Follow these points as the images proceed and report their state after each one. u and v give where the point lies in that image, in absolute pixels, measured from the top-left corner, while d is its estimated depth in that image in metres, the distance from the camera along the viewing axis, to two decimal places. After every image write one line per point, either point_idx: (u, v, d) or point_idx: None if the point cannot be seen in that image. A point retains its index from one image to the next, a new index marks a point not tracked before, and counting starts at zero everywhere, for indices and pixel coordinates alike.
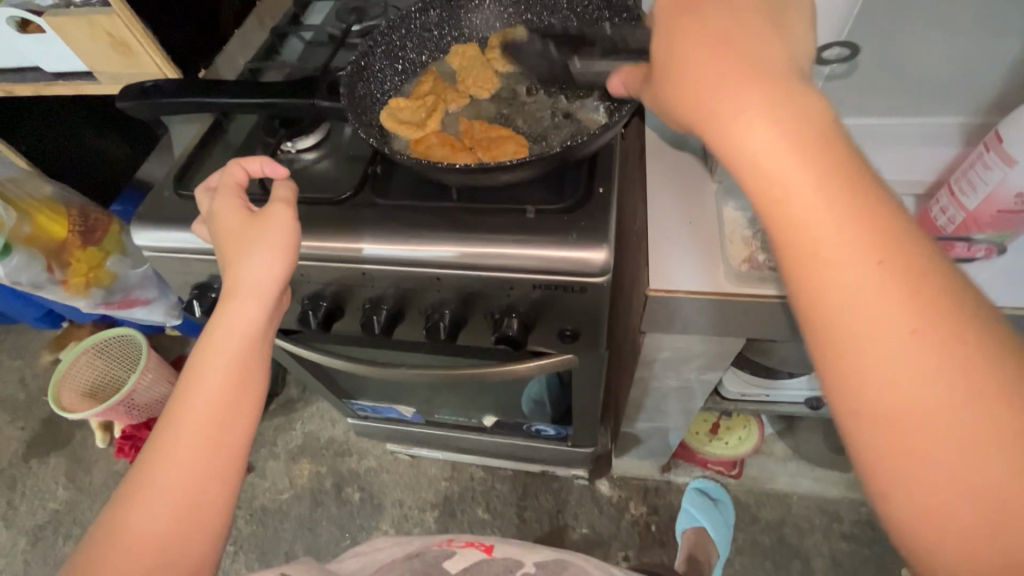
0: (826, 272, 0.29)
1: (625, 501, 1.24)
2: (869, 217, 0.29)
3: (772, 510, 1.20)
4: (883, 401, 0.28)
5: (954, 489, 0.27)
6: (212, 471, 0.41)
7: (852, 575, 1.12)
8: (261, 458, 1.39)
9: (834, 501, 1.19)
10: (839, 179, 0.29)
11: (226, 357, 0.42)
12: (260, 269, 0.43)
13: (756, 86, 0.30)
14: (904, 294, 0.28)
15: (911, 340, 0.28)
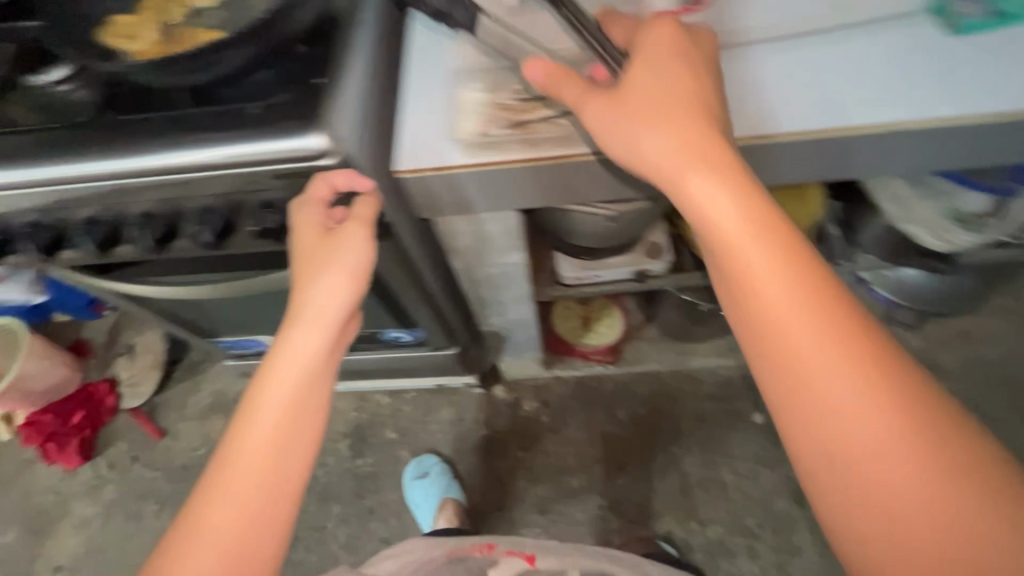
0: (768, 299, 0.44)
1: (519, 400, 1.36)
2: (784, 256, 0.45)
3: (646, 384, 1.34)
4: (781, 356, 0.44)
5: (865, 449, 0.41)
6: (274, 472, 0.50)
7: (714, 425, 1.29)
8: (174, 421, 1.43)
9: (699, 368, 1.34)
10: (764, 243, 0.45)
11: (306, 376, 0.52)
12: (336, 294, 0.54)
13: (678, 150, 0.48)
14: (832, 320, 0.44)
15: (803, 323, 0.44)
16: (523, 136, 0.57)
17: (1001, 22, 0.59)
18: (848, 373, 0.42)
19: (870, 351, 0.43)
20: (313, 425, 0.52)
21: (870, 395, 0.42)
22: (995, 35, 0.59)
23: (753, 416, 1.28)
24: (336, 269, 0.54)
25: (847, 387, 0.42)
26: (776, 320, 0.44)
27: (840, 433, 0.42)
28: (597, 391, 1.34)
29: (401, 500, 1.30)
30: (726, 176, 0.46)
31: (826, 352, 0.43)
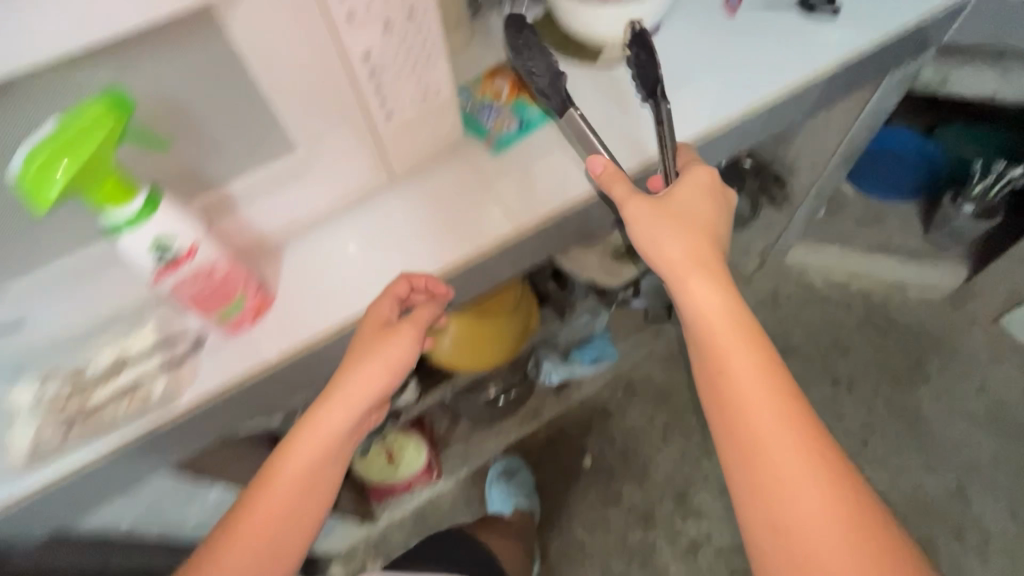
0: (728, 356, 0.49)
1: (361, 566, 1.28)
2: (735, 330, 0.49)
3: (477, 485, 1.34)
4: (725, 400, 0.48)
5: (793, 518, 0.44)
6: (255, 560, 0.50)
7: (551, 492, 1.30)
8: None
9: (517, 444, 1.35)
10: (735, 299, 0.51)
11: (305, 462, 0.53)
12: (365, 386, 0.54)
13: (707, 275, 0.51)
14: (768, 370, 0.48)
15: (764, 403, 0.47)
16: (93, 430, 0.49)
17: (519, 134, 0.66)
18: (789, 438, 0.46)
19: (798, 420, 0.46)
20: (319, 489, 0.54)
21: (811, 474, 0.44)
22: (519, 147, 0.65)
23: (579, 466, 1.31)
24: (376, 364, 0.54)
25: (792, 452, 0.45)
26: (731, 384, 0.48)
27: (778, 496, 0.45)
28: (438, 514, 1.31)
29: None
30: (698, 286, 0.51)
31: (769, 410, 0.46)
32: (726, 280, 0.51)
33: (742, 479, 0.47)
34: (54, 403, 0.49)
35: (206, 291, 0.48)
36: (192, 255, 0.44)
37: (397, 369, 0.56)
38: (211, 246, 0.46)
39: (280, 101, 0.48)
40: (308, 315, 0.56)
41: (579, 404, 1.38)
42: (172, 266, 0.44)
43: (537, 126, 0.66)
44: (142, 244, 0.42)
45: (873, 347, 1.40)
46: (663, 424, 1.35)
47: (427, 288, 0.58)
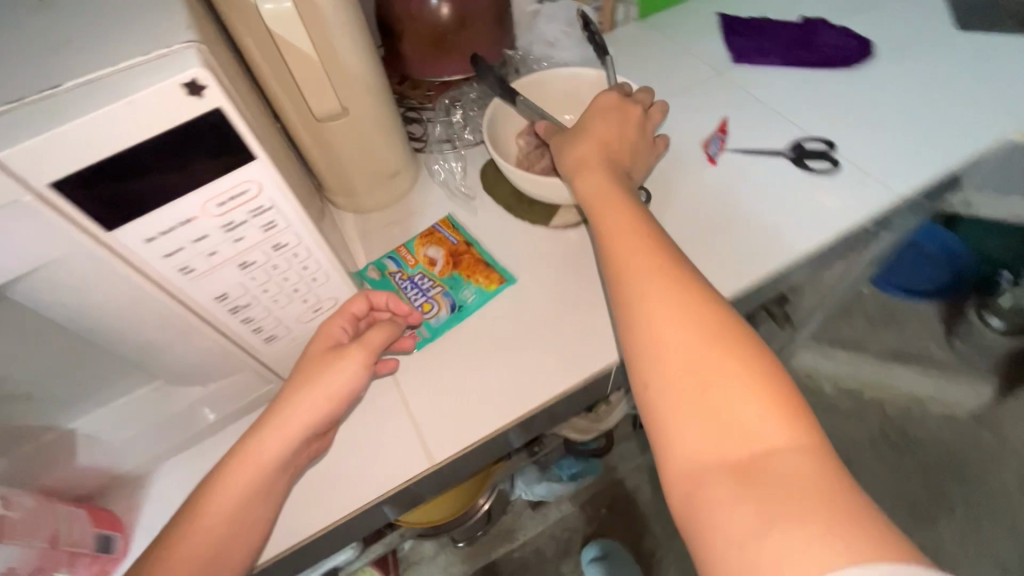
0: (638, 281, 0.40)
1: None
2: (657, 258, 0.41)
3: None
4: (643, 338, 0.38)
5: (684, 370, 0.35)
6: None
7: None
8: None
9: (489, 565, 1.21)
10: (655, 239, 0.42)
11: (233, 496, 0.40)
12: (311, 415, 0.42)
13: (630, 227, 0.44)
14: (689, 298, 0.38)
15: (678, 323, 0.37)
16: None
17: (450, 321, 0.56)
18: (707, 357, 0.35)
19: (732, 351, 0.35)
20: (247, 520, 0.40)
21: (761, 414, 0.32)
22: (450, 338, 0.55)
23: None
24: (321, 391, 0.42)
25: (730, 391, 0.33)
26: (649, 320, 0.38)
27: (657, 336, 0.37)
28: None
29: None
30: (624, 229, 0.43)
31: (692, 338, 0.36)
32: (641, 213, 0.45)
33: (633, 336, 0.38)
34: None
35: None
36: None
37: (348, 395, 0.44)
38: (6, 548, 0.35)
39: (132, 348, 0.39)
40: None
41: (560, 519, 1.25)
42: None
43: (473, 311, 0.56)
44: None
45: (891, 468, 1.25)
46: (651, 551, 1.21)
47: (390, 309, 0.49)
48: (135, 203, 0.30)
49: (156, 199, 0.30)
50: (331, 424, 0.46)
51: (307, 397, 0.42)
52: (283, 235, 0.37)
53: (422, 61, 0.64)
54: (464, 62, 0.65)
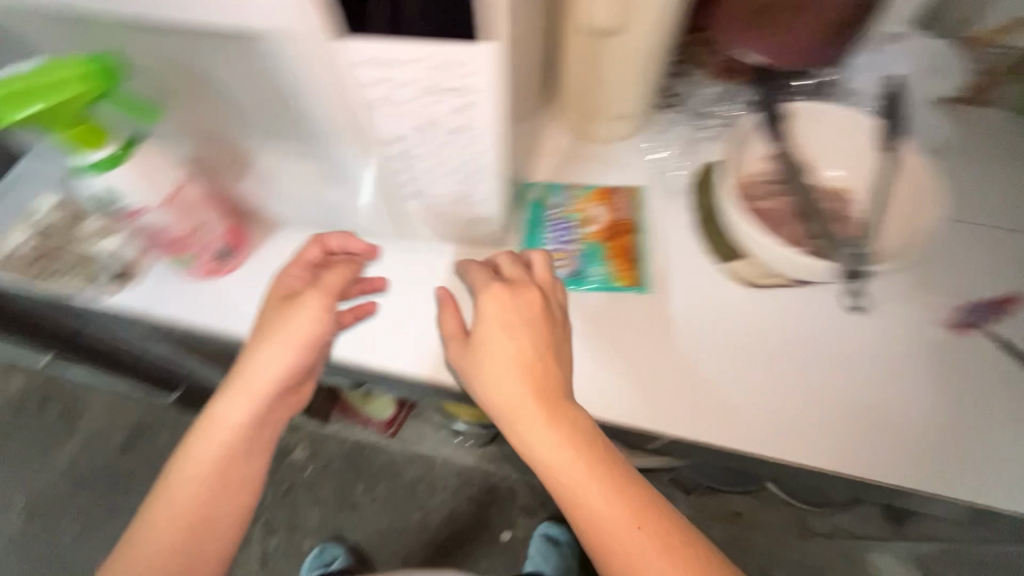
0: (558, 458, 0.43)
1: (292, 445, 1.33)
2: (565, 436, 0.43)
3: (414, 469, 1.30)
4: (574, 510, 0.43)
5: (644, 554, 0.40)
6: (207, 530, 0.50)
7: (461, 530, 1.25)
8: None
9: (469, 468, 1.29)
10: (557, 394, 0.45)
11: (229, 434, 0.50)
12: (264, 363, 0.49)
13: (517, 354, 0.46)
14: (617, 482, 0.42)
15: (596, 496, 0.42)
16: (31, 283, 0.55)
17: (572, 282, 0.56)
18: (635, 530, 0.41)
19: (624, 488, 0.42)
20: (259, 437, 0.52)
21: (667, 556, 0.40)
22: (563, 301, 0.56)
23: (500, 532, 1.24)
24: (507, 321, 0.48)
25: (633, 533, 0.41)
26: (576, 493, 0.42)
27: (621, 524, 0.41)
28: (368, 461, 1.31)
29: None
30: (522, 388, 0.45)
31: (611, 506, 0.41)
32: (548, 365, 0.46)
33: (607, 523, 0.41)
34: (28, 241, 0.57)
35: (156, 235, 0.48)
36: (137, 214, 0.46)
37: (324, 334, 0.50)
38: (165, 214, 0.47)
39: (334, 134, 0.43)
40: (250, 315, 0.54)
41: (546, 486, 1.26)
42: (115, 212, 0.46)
43: (591, 287, 0.57)
44: (96, 187, 0.43)
45: None
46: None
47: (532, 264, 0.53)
48: (396, 18, 0.31)
49: (416, 26, 0.31)
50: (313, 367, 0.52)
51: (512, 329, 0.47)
52: (472, 114, 0.37)
53: (736, 26, 0.58)
54: (776, 46, 0.56)
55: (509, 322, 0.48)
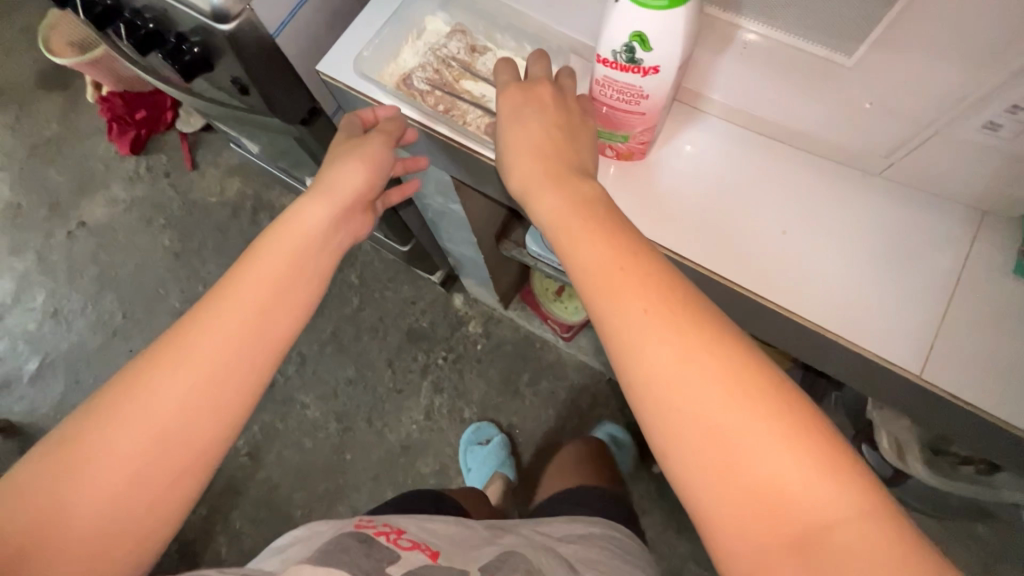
0: (652, 356, 0.37)
1: (468, 318, 1.37)
2: (655, 322, 0.38)
3: (581, 376, 1.31)
4: (673, 418, 0.36)
5: (745, 464, 0.35)
6: (254, 345, 0.46)
7: None
8: (205, 162, 1.58)
9: None
10: (647, 277, 0.39)
11: (284, 254, 0.49)
12: (358, 179, 0.54)
13: (546, 172, 0.46)
14: (706, 362, 0.37)
15: (706, 393, 0.36)
16: (450, 114, 0.60)
17: None
18: (745, 424, 0.35)
19: (723, 348, 0.37)
20: (278, 312, 0.47)
21: (805, 466, 0.34)
22: None
23: (653, 463, 1.23)
24: (546, 130, 0.47)
25: (721, 392, 0.36)
26: (672, 394, 0.37)
27: (712, 425, 0.36)
28: (538, 354, 1.33)
29: (329, 337, 1.37)
30: (605, 275, 0.40)
31: (716, 405, 0.36)
32: (638, 256, 0.40)
33: (691, 431, 0.36)
34: (434, 75, 0.62)
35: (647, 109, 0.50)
36: (652, 72, 0.46)
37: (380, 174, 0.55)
38: (672, 77, 0.46)
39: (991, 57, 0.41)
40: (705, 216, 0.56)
41: None
42: (623, 68, 0.46)
43: None
44: (644, 28, 0.43)
45: None
46: None
47: (615, 92, 0.49)
48: None
49: None
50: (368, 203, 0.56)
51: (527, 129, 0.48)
52: None
53: None
54: None
55: (567, 194, 0.44)
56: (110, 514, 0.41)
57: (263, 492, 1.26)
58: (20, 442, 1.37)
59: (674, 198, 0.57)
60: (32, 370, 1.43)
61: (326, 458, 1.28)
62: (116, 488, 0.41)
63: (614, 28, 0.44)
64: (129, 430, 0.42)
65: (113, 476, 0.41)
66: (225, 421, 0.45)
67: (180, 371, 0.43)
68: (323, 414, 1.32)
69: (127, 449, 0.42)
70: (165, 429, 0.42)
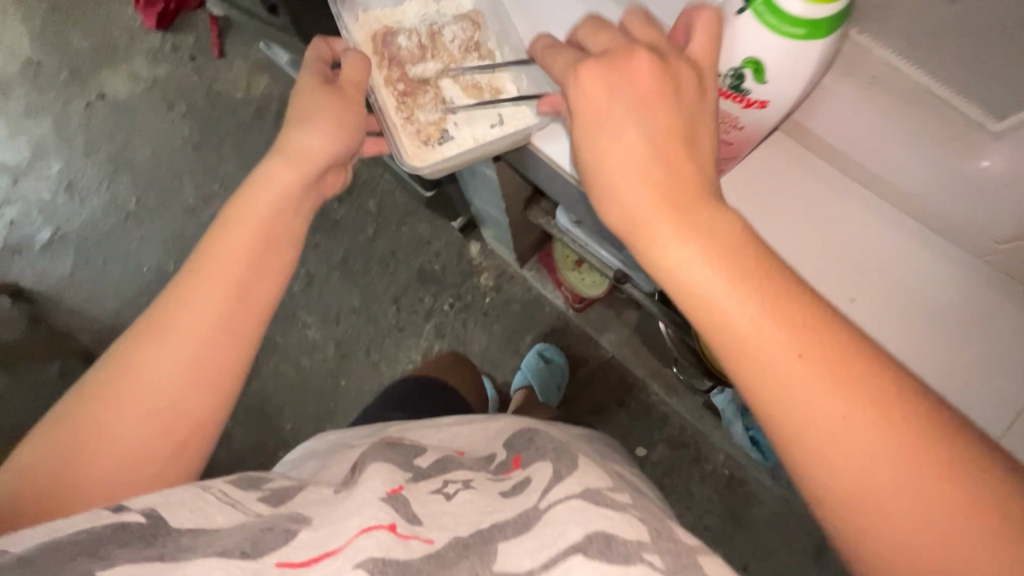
0: (763, 368, 0.35)
1: (481, 268, 1.34)
2: (762, 331, 0.35)
3: (584, 349, 1.29)
4: (790, 433, 0.35)
5: (877, 476, 0.33)
6: (262, 276, 0.50)
7: (603, 425, 1.25)
8: (233, 53, 1.48)
9: (633, 376, 1.27)
10: (750, 274, 0.37)
11: (267, 199, 0.52)
12: (326, 141, 0.56)
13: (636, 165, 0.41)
14: (822, 369, 0.35)
15: (827, 405, 0.34)
16: (399, 96, 0.65)
17: None
18: (876, 435, 0.33)
19: (829, 340, 0.35)
20: (257, 273, 0.50)
21: (944, 478, 0.32)
22: None
23: (638, 446, 1.23)
24: (632, 104, 0.41)
25: (837, 400, 0.34)
26: (787, 408, 0.35)
27: (836, 440, 0.34)
28: (545, 319, 1.31)
29: (338, 262, 1.35)
30: (706, 278, 0.37)
31: (841, 415, 0.34)
32: (737, 245, 0.37)
33: (813, 447, 0.35)
34: (418, 50, 0.67)
35: (736, 141, 0.49)
36: (758, 105, 0.46)
37: (354, 138, 0.59)
38: (776, 113, 0.47)
39: None
40: (780, 233, 0.53)
41: (699, 431, 1.23)
42: (725, 94, 0.46)
43: None
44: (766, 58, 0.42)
45: None
46: (707, 532, 1.20)
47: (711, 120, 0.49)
48: None
49: None
50: (348, 158, 0.60)
51: (605, 106, 0.42)
52: None
53: None
54: None
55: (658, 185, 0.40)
56: (151, 426, 0.44)
57: (255, 401, 1.29)
58: (28, 308, 1.39)
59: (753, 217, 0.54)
60: (44, 240, 1.43)
61: (321, 379, 1.30)
62: (155, 408, 0.44)
63: (734, 48, 0.43)
64: (162, 358, 0.45)
65: (153, 401, 0.44)
66: (251, 336, 0.49)
67: (202, 301, 0.47)
68: (323, 337, 1.32)
69: (164, 376, 0.45)
70: (181, 373, 0.45)
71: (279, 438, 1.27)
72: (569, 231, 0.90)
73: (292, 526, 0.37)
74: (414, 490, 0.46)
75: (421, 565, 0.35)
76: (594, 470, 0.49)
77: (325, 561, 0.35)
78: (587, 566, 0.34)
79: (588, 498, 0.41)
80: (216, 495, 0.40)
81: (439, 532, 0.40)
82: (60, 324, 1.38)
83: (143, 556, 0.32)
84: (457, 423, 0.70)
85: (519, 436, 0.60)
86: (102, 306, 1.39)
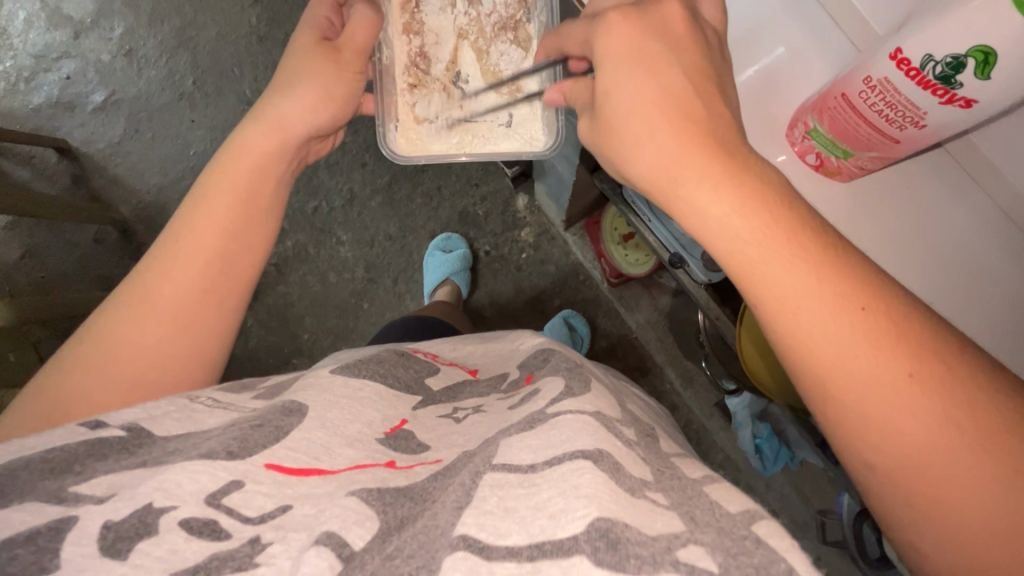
0: (779, 293, 0.38)
1: (524, 223, 1.31)
2: (777, 253, 0.38)
3: (611, 324, 1.28)
4: (801, 355, 0.39)
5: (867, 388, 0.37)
6: (240, 246, 0.52)
7: None
8: None
9: (653, 362, 1.26)
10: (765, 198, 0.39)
11: (244, 167, 0.53)
12: (306, 113, 0.55)
13: (680, 128, 0.40)
14: (822, 284, 0.38)
15: (824, 322, 0.38)
16: (413, 54, 0.64)
17: None
18: (864, 343, 0.37)
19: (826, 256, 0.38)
20: (238, 243, 0.52)
21: (916, 372, 0.37)
22: None
23: None
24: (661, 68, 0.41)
25: (830, 319, 0.38)
26: (796, 336, 0.38)
27: (837, 361, 0.38)
28: (577, 287, 1.29)
29: (383, 186, 1.32)
30: (727, 208, 0.39)
31: (837, 332, 0.38)
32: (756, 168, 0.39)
33: (816, 369, 0.38)
34: (447, 10, 0.65)
35: (907, 139, 0.43)
36: (962, 104, 0.39)
37: (341, 107, 0.58)
38: (975, 118, 0.40)
39: None
40: (893, 232, 0.49)
41: (705, 428, 1.24)
42: (924, 84, 0.39)
43: None
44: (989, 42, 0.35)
45: None
46: None
47: (893, 113, 0.42)
48: None
49: None
50: (332, 129, 0.60)
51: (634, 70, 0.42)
52: None
53: None
54: None
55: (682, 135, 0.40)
56: (123, 392, 0.45)
57: (278, 305, 1.30)
58: (73, 166, 1.39)
59: (873, 211, 0.50)
60: (97, 102, 1.41)
61: (346, 298, 1.31)
62: (133, 375, 0.46)
63: (964, 26, 0.36)
64: (143, 328, 0.47)
65: (136, 369, 0.46)
66: (234, 302, 0.52)
67: (178, 272, 0.49)
68: (354, 257, 1.31)
69: (144, 340, 0.47)
70: (168, 338, 0.48)
71: (296, 345, 1.29)
72: (633, 203, 0.88)
73: (285, 423, 0.39)
74: (421, 419, 0.47)
75: (427, 483, 0.38)
76: (607, 397, 0.46)
77: (317, 479, 0.37)
78: (593, 473, 0.33)
79: (600, 419, 0.39)
80: (206, 404, 0.41)
81: (448, 451, 0.43)
82: (101, 191, 1.39)
83: (123, 465, 0.34)
84: (463, 343, 0.68)
85: (533, 356, 0.57)
86: (144, 181, 1.40)
